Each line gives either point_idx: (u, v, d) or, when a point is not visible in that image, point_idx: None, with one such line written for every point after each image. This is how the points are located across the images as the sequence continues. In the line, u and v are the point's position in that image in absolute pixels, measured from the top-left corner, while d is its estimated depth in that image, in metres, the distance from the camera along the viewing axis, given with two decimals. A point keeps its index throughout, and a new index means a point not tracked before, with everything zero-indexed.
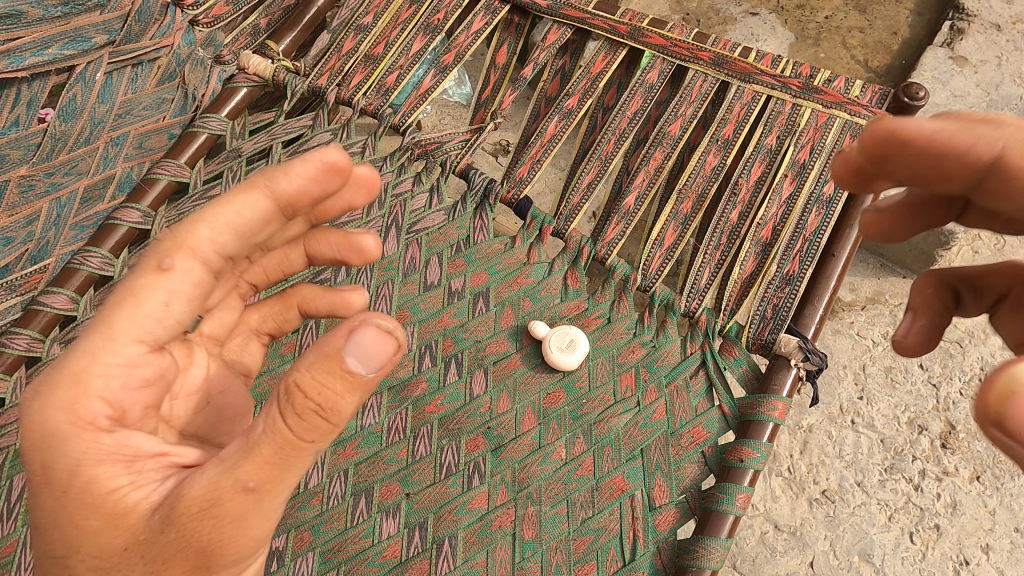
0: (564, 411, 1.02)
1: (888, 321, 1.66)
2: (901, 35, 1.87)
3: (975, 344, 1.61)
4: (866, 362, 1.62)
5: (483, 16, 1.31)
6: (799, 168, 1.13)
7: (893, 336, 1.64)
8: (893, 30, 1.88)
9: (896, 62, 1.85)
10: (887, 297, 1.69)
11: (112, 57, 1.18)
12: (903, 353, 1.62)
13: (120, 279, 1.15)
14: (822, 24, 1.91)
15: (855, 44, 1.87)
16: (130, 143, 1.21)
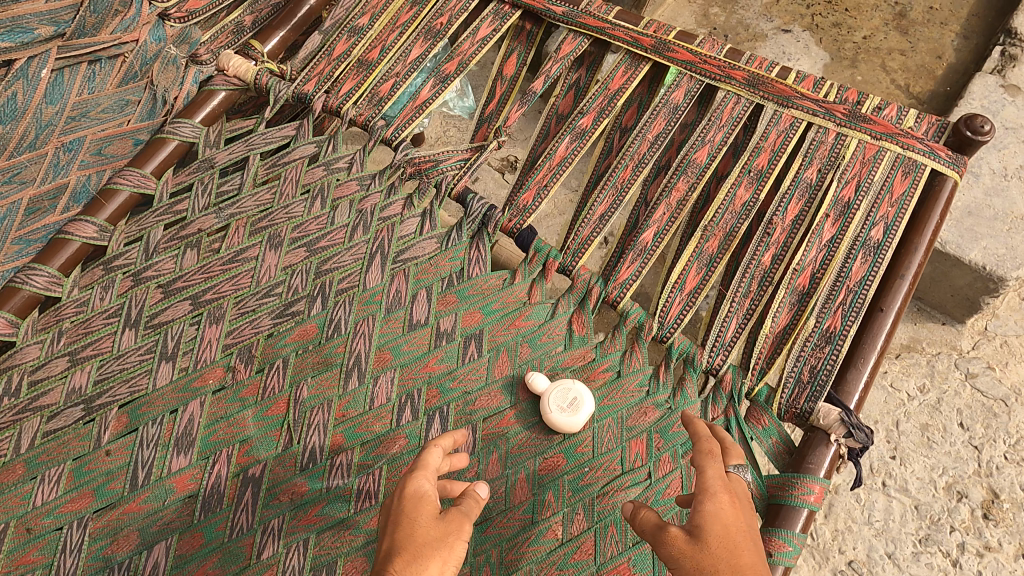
0: (563, 481, 0.88)
1: (925, 372, 1.50)
2: (945, 60, 1.73)
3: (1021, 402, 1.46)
4: (900, 418, 1.47)
5: (491, 22, 1.18)
6: (843, 208, 0.99)
7: (930, 389, 1.49)
8: (937, 54, 1.74)
9: (940, 89, 1.71)
10: (924, 345, 1.54)
11: (62, 51, 1.05)
12: (941, 409, 1.47)
13: (67, 302, 1.02)
14: (860, 45, 1.76)
15: (895, 67, 1.73)
16: (86, 149, 1.08)
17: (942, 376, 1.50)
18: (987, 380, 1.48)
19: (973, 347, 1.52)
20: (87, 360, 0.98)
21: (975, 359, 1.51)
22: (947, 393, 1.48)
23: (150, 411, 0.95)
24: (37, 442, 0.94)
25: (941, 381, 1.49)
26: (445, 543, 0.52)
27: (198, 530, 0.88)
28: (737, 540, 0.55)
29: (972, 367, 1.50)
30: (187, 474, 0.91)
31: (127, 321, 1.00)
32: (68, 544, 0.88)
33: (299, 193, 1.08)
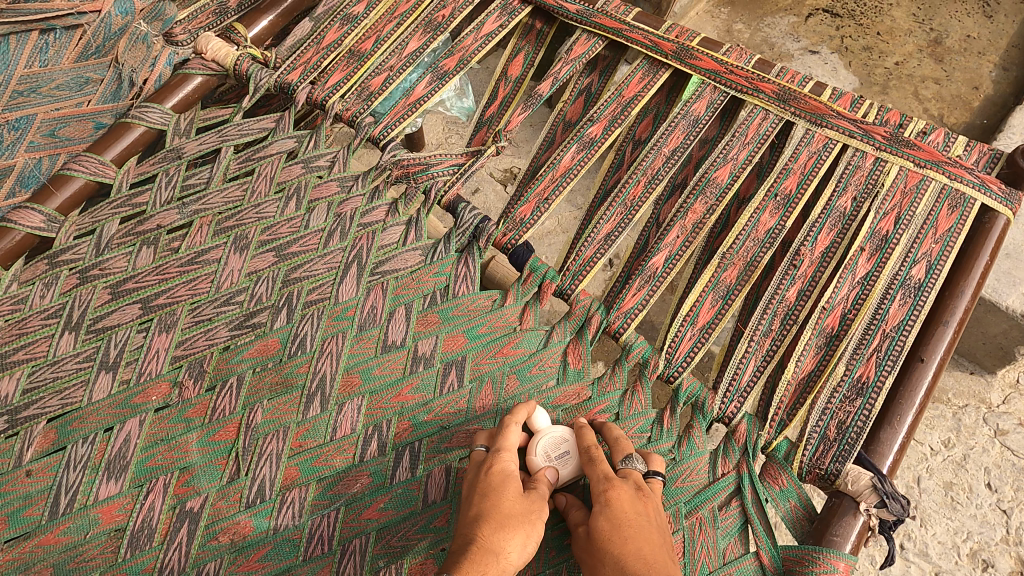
0: (547, 538, 0.76)
1: (950, 426, 1.38)
2: (983, 91, 1.62)
3: None
4: (921, 474, 1.34)
5: (498, 17, 1.08)
6: (880, 241, 0.88)
7: (955, 444, 1.36)
8: (975, 84, 1.63)
9: (977, 121, 1.60)
10: (950, 396, 1.41)
11: (3, 15, 0.97)
12: (967, 467, 1.34)
13: (3, 298, 0.91)
14: (892, 70, 1.66)
15: (929, 95, 1.63)
16: (38, 128, 0.99)
17: (968, 431, 1.37)
18: (1019, 438, 1.36)
19: (1004, 400, 1.40)
20: (18, 365, 0.87)
21: (1006, 414, 1.38)
22: (974, 450, 1.36)
23: (82, 428, 0.83)
24: None
25: (967, 437, 1.37)
26: (531, 518, 0.68)
27: (122, 570, 0.76)
28: (626, 535, 0.66)
29: (1002, 423, 1.37)
30: (115, 503, 0.79)
31: (67, 323, 0.89)
32: None
33: (273, 192, 0.97)
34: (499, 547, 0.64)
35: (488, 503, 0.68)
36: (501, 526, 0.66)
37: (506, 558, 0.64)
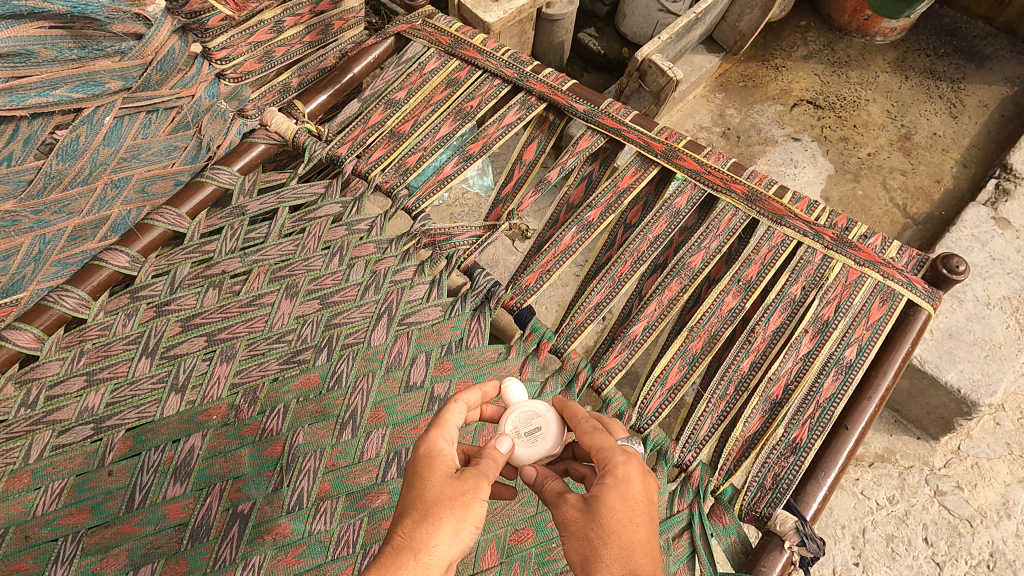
0: (530, 553, 0.94)
1: (895, 484, 1.55)
2: (943, 184, 1.83)
3: (987, 525, 1.50)
4: (867, 525, 1.51)
5: (517, 110, 1.28)
6: (821, 325, 1.06)
7: (899, 501, 1.53)
8: (937, 178, 1.83)
9: (936, 212, 1.79)
10: (897, 457, 1.59)
11: (127, 102, 1.14)
12: (908, 522, 1.51)
13: (92, 324, 1.09)
14: (864, 160, 1.86)
15: (895, 185, 1.82)
16: (131, 186, 1.15)
17: (911, 489, 1.54)
18: (955, 498, 1.53)
19: (945, 464, 1.57)
20: (103, 381, 1.05)
21: (946, 477, 1.55)
22: (916, 507, 1.52)
23: (154, 437, 1.01)
24: (46, 454, 1.00)
25: (909, 494, 1.54)
26: (461, 501, 0.61)
27: (183, 557, 0.93)
28: (627, 511, 0.62)
29: (941, 484, 1.54)
30: (180, 501, 0.96)
31: (145, 349, 1.07)
32: (60, 556, 0.93)
33: (320, 249, 1.16)
34: (420, 542, 0.57)
35: (415, 492, 0.62)
36: (424, 517, 0.59)
37: (430, 552, 0.57)
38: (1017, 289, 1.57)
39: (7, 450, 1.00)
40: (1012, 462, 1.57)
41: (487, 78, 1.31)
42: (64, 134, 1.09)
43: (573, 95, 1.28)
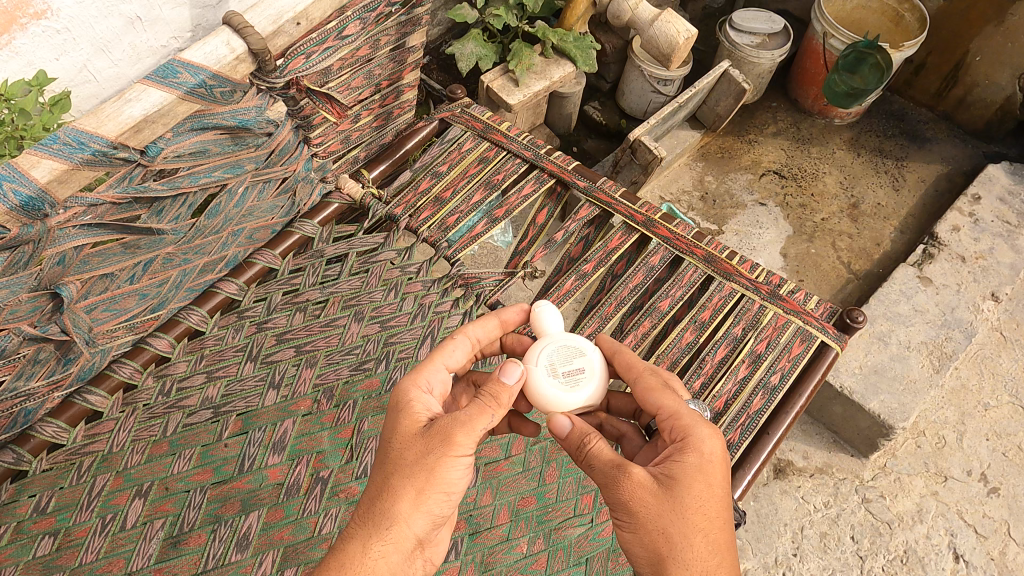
0: (533, 514, 1.29)
1: (830, 491, 1.89)
2: (882, 246, 2.41)
3: (902, 527, 1.84)
4: (805, 524, 1.84)
5: (533, 183, 1.65)
6: (755, 356, 1.42)
7: (832, 505, 1.87)
8: (877, 242, 2.43)
9: (875, 267, 2.38)
10: (834, 470, 1.93)
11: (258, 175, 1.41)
12: (839, 523, 1.85)
13: (209, 335, 1.46)
14: (818, 225, 2.46)
15: (841, 246, 2.42)
16: (243, 236, 1.47)
17: (843, 496, 1.89)
18: (879, 505, 1.87)
19: (872, 477, 1.92)
20: (219, 378, 1.41)
21: (872, 487, 1.90)
22: (846, 511, 1.86)
23: (258, 420, 1.37)
24: (178, 429, 1.36)
25: (842, 500, 1.88)
26: (421, 465, 0.91)
27: (280, 507, 1.28)
28: (703, 483, 0.88)
29: (868, 493, 1.89)
30: (278, 468, 1.32)
31: (250, 355, 1.44)
32: (192, 502, 1.29)
33: (380, 285, 1.53)
34: (389, 509, 0.90)
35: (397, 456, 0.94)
36: (390, 489, 0.91)
37: (395, 514, 0.90)
38: (932, 336, 1.92)
39: (150, 425, 1.36)
40: (928, 477, 1.92)
41: (510, 157, 1.69)
42: (215, 200, 1.35)
43: (576, 174, 1.66)
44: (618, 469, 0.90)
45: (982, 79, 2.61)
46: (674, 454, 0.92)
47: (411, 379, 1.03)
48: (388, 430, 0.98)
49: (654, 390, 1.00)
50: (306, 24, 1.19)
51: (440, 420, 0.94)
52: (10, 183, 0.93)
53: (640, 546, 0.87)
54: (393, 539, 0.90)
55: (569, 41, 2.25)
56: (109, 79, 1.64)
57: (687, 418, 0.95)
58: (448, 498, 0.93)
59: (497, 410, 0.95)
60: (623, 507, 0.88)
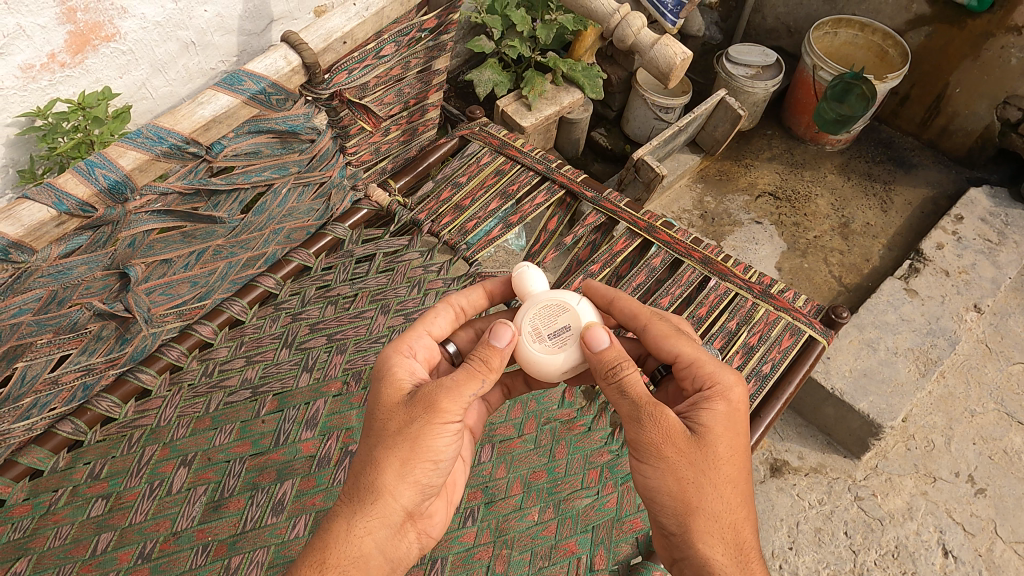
0: (543, 486, 1.40)
1: (824, 489, 2.15)
2: (870, 262, 2.78)
3: (894, 524, 2.07)
4: (800, 519, 2.08)
5: (545, 194, 1.81)
6: (748, 348, 1.55)
7: (826, 502, 2.12)
8: (866, 257, 2.80)
9: (865, 281, 2.74)
10: (828, 469, 2.19)
11: (300, 178, 1.58)
12: (833, 518, 2.08)
13: (248, 324, 1.58)
14: (809, 242, 2.84)
15: (833, 261, 2.79)
16: (283, 235, 1.64)
17: (837, 494, 2.13)
18: (870, 502, 2.11)
19: (864, 476, 2.17)
20: (257, 361, 1.52)
21: (864, 486, 2.15)
22: (839, 507, 2.10)
23: (293, 399, 1.47)
24: (219, 406, 1.46)
25: (835, 497, 2.13)
26: (403, 438, 0.97)
27: (313, 476, 1.37)
28: (732, 432, 0.98)
29: (860, 491, 2.14)
30: (311, 442, 1.42)
31: (286, 342, 1.55)
32: (232, 471, 1.38)
33: (405, 282, 1.65)
34: (373, 483, 0.96)
35: (378, 431, 0.99)
36: (374, 465, 0.96)
37: (381, 486, 0.96)
38: (918, 342, 2.22)
39: (193, 402, 1.47)
40: (918, 478, 2.17)
41: (524, 169, 1.86)
42: (261, 198, 1.53)
43: (585, 186, 1.82)
44: (653, 408, 0.96)
45: (961, 109, 2.96)
46: (701, 403, 1.00)
47: (394, 349, 1.09)
48: (372, 400, 1.03)
49: (667, 337, 1.11)
50: (351, 43, 1.39)
51: (423, 389, 0.98)
52: (102, 169, 1.12)
53: (668, 491, 0.95)
54: (379, 510, 0.96)
55: (578, 70, 2.46)
56: (163, 97, 1.77)
57: (711, 368, 1.04)
58: (436, 464, 0.99)
59: (481, 375, 1.01)
60: (653, 449, 0.95)
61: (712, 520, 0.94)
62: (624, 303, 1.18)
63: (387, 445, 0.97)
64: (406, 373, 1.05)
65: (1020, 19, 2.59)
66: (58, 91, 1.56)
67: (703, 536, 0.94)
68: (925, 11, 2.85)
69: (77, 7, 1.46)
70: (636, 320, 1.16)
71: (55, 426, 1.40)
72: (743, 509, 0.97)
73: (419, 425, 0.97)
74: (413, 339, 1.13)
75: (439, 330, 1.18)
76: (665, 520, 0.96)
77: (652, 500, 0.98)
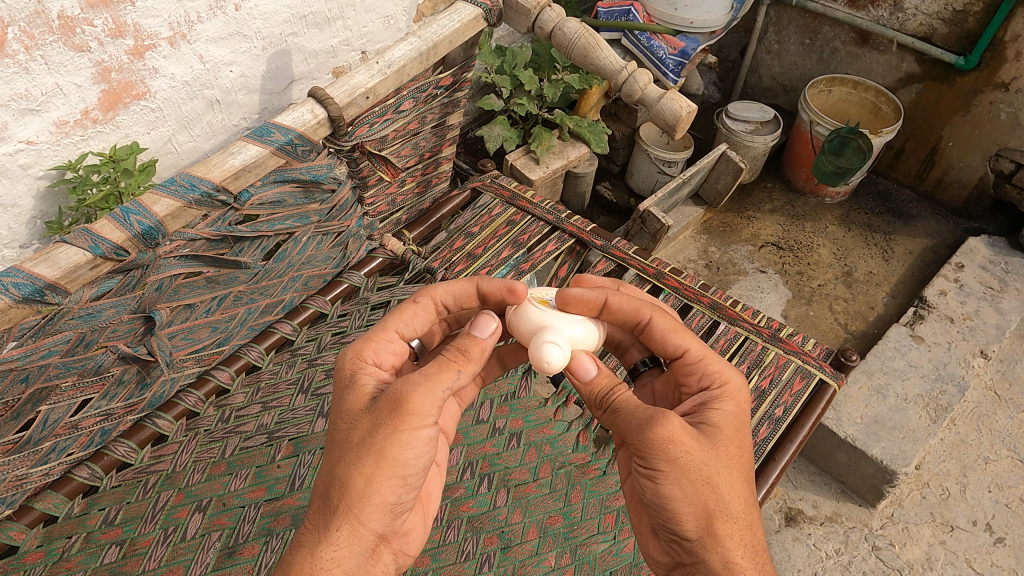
0: (560, 530, 1.39)
1: (841, 538, 2.14)
2: (875, 310, 2.84)
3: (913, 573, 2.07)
4: (817, 569, 2.08)
5: (556, 242, 1.86)
6: (760, 392, 1.57)
7: (844, 552, 2.11)
8: (871, 304, 2.86)
9: (871, 328, 2.78)
10: (843, 518, 2.19)
11: (318, 228, 1.64)
12: (850, 568, 2.08)
13: (264, 370, 1.61)
14: (814, 290, 2.90)
15: (839, 308, 2.85)
16: (301, 282, 1.67)
17: (854, 543, 2.13)
18: (888, 552, 2.11)
19: (881, 525, 2.17)
20: (273, 407, 1.53)
21: (881, 535, 2.15)
22: (857, 557, 2.10)
23: (309, 444, 1.47)
24: (235, 452, 1.46)
25: (852, 547, 2.12)
26: (371, 447, 0.93)
27: None
28: (736, 430, 1.05)
29: (878, 541, 2.13)
30: None
31: (302, 388, 1.56)
32: (247, 517, 1.37)
33: None
34: (344, 498, 0.93)
35: (342, 441, 0.96)
36: (341, 480, 0.94)
37: (349, 499, 0.93)
38: (927, 388, 2.23)
39: (209, 448, 1.47)
40: (935, 527, 2.16)
41: (535, 220, 1.90)
42: (280, 246, 1.57)
43: (593, 234, 1.87)
44: (659, 411, 0.99)
45: (956, 162, 3.06)
46: (710, 405, 1.07)
47: (353, 353, 1.08)
48: (337, 408, 1.01)
49: (674, 334, 1.19)
50: (373, 98, 1.47)
51: (392, 392, 0.96)
52: (137, 216, 1.20)
53: (683, 497, 0.96)
54: (346, 535, 0.94)
55: (585, 125, 2.57)
56: (188, 151, 1.83)
57: (719, 367, 1.13)
58: (405, 480, 0.96)
59: (457, 366, 0.99)
60: (662, 451, 0.96)
61: (727, 520, 0.97)
62: (620, 302, 1.21)
63: (355, 453, 0.94)
64: (368, 380, 1.03)
65: (1006, 76, 2.71)
66: (90, 146, 1.61)
67: (724, 538, 0.96)
68: (914, 69, 2.98)
69: (112, 68, 1.53)
70: (636, 317, 1.21)
71: (73, 471, 1.41)
72: (751, 510, 1.01)
73: (388, 430, 0.94)
74: (380, 345, 1.11)
75: (410, 329, 1.18)
76: (682, 529, 0.98)
77: (665, 510, 0.99)
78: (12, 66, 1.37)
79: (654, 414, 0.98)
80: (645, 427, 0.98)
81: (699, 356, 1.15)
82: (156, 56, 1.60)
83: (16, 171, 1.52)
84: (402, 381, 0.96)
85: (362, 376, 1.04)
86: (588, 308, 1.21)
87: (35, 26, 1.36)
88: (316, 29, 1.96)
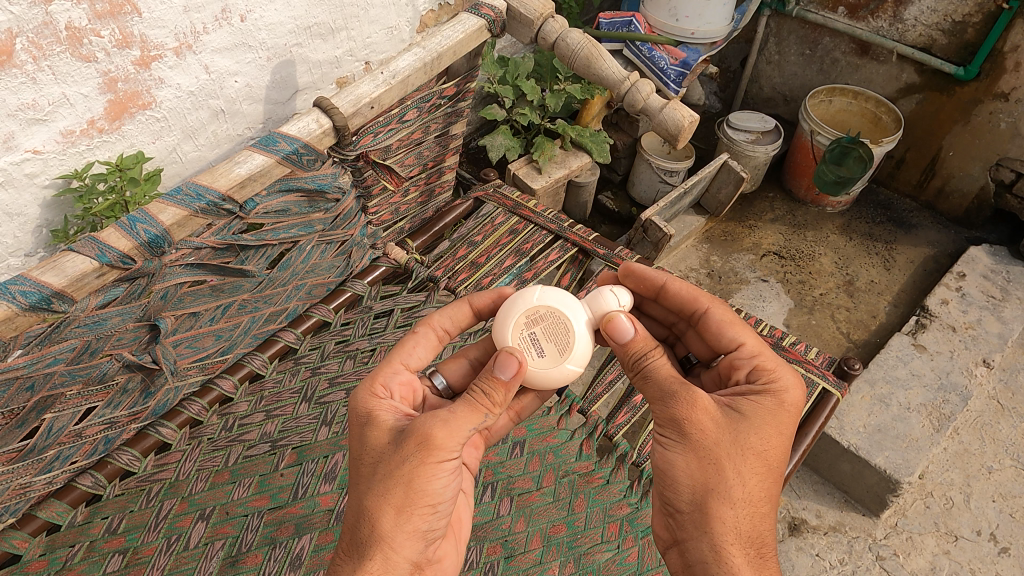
0: (563, 540, 1.39)
1: (844, 548, 2.13)
2: (877, 319, 2.84)
3: None
4: None
5: (558, 251, 1.87)
6: None
7: (847, 562, 2.10)
8: (873, 313, 2.86)
9: (872, 337, 2.78)
10: (847, 528, 2.18)
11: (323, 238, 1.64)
12: None
13: (268, 378, 1.61)
14: (815, 299, 2.91)
15: (840, 317, 2.85)
16: (304, 291, 1.68)
17: (857, 553, 2.12)
18: (892, 562, 2.10)
19: (884, 535, 2.16)
20: (277, 416, 1.53)
21: (885, 545, 2.14)
22: (861, 567, 2.09)
23: (312, 452, 1.46)
24: (239, 460, 1.46)
25: (856, 557, 2.11)
26: (399, 483, 0.93)
27: (331, 530, 1.35)
28: (767, 423, 1.03)
29: (882, 551, 2.13)
30: (329, 495, 1.40)
31: (304, 397, 1.56)
32: (250, 525, 1.36)
33: None
34: (376, 533, 0.93)
35: (369, 477, 0.96)
36: (373, 514, 0.93)
37: (381, 533, 0.93)
38: (930, 398, 2.23)
39: (213, 456, 1.47)
40: (939, 537, 2.16)
41: (537, 229, 1.92)
42: (285, 255, 1.58)
43: (596, 243, 1.88)
44: (678, 386, 1.04)
45: (956, 171, 3.07)
46: (746, 396, 1.07)
47: (369, 392, 1.07)
48: (359, 445, 1.01)
49: (729, 326, 1.21)
50: (378, 108, 1.49)
51: (415, 426, 0.96)
52: (143, 225, 1.20)
53: (686, 469, 1.00)
54: (380, 566, 0.92)
55: (586, 135, 2.57)
56: (192, 160, 1.84)
57: (773, 363, 1.12)
58: (434, 509, 0.97)
59: (485, 408, 1.00)
60: (677, 422, 1.01)
61: (730, 501, 0.98)
62: (677, 288, 1.27)
63: (383, 488, 0.94)
64: (388, 415, 1.03)
65: (1005, 86, 2.73)
66: (96, 155, 1.61)
67: (715, 519, 0.97)
68: (914, 79, 3.00)
69: (119, 78, 1.54)
70: (693, 306, 1.26)
71: (75, 480, 1.40)
72: (762, 502, 1.00)
73: (418, 464, 0.94)
74: (388, 378, 1.11)
75: (416, 360, 1.18)
76: (677, 499, 1.01)
77: (666, 480, 1.03)
78: (21, 76, 1.38)
79: (672, 386, 1.04)
80: (664, 393, 1.04)
81: (757, 354, 1.15)
82: (162, 66, 1.61)
83: (22, 180, 1.52)
84: (427, 416, 0.97)
85: (383, 413, 1.03)
86: (647, 287, 1.31)
87: (43, 36, 1.37)
88: (320, 40, 1.97)
